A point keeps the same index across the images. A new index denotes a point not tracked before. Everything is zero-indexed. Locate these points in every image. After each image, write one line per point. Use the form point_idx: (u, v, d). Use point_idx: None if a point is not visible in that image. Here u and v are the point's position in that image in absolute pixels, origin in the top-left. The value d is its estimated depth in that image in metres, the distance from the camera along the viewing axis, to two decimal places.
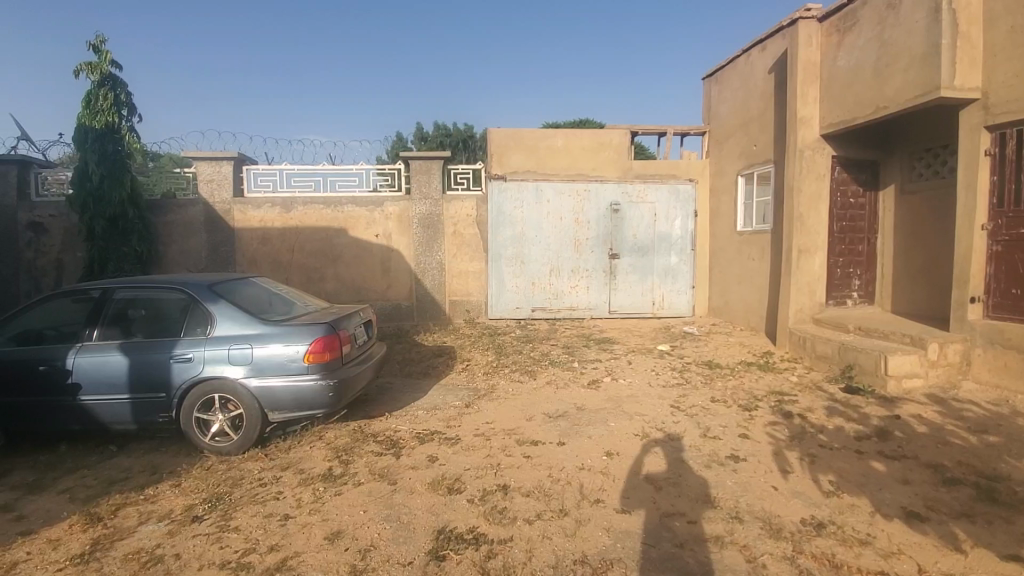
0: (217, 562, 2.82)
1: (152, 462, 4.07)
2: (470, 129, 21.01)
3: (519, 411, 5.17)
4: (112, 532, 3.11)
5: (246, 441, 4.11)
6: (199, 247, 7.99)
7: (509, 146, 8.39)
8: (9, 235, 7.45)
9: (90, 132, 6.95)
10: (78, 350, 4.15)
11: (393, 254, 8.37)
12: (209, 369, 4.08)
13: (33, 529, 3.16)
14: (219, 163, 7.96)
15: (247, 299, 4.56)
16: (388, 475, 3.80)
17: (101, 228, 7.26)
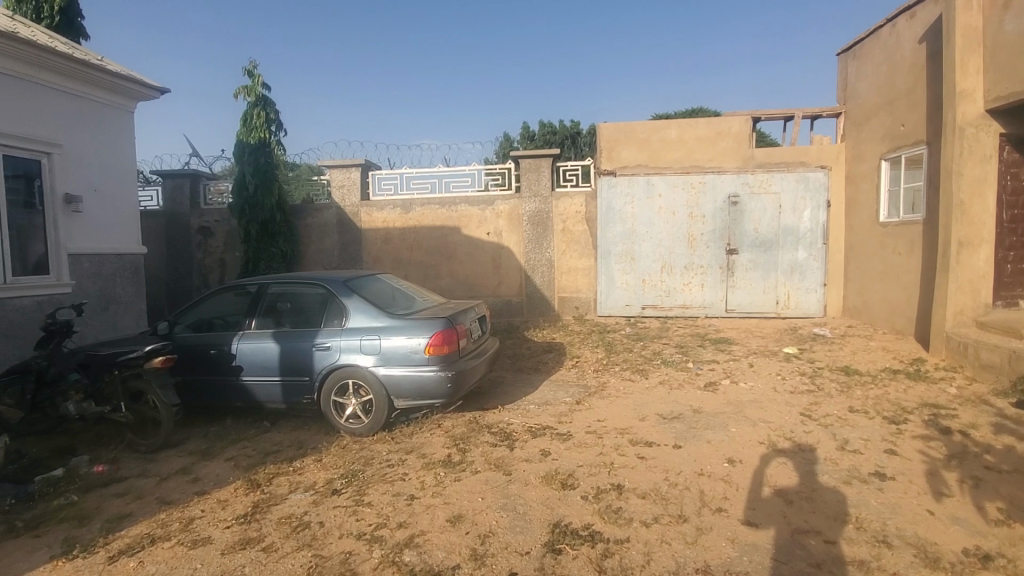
0: (354, 532, 3.10)
1: (297, 438, 4.57)
2: (576, 125, 20.97)
3: (632, 410, 5.07)
4: (268, 498, 3.55)
5: (375, 425, 4.46)
6: (332, 246, 8.82)
7: (620, 140, 8.23)
8: (185, 238, 8.76)
9: (247, 147, 8.03)
10: (240, 337, 4.77)
11: (503, 252, 8.59)
12: (344, 357, 4.49)
13: (208, 489, 3.69)
14: (349, 170, 8.69)
15: (376, 294, 4.95)
16: (504, 466, 3.91)
17: (255, 231, 8.26)
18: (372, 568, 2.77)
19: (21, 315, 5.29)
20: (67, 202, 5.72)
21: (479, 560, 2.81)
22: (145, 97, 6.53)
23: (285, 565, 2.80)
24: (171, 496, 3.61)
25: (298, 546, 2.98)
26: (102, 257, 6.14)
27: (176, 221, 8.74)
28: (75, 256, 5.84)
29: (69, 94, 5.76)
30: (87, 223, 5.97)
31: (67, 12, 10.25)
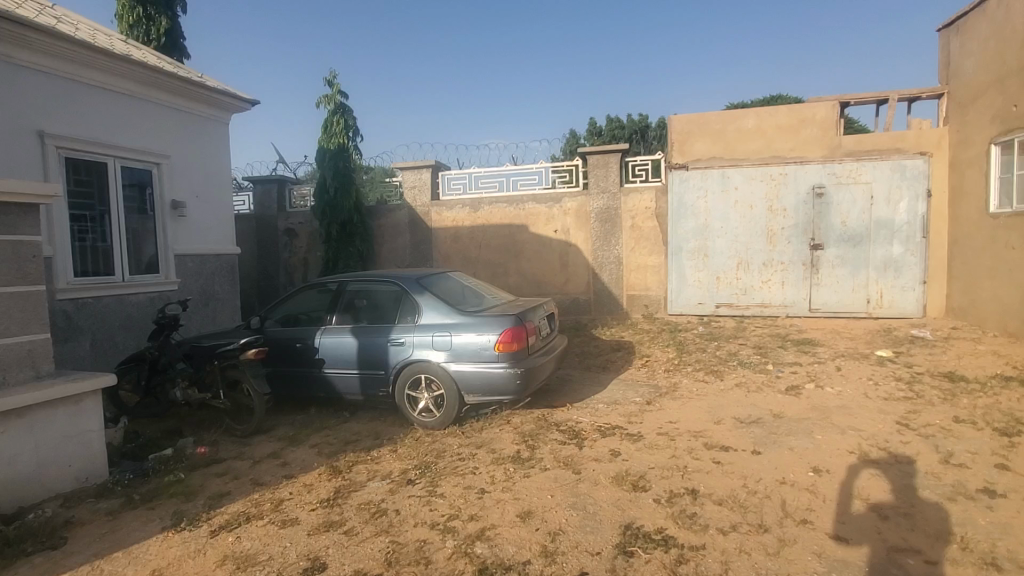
0: (428, 522, 3.20)
1: (374, 429, 4.79)
2: (645, 119, 20.46)
3: (706, 413, 4.88)
4: (349, 484, 3.75)
5: (447, 419, 4.59)
6: (405, 246, 9.14)
7: (692, 132, 7.93)
8: (273, 239, 9.40)
9: (327, 152, 8.53)
10: (322, 332, 5.06)
11: (571, 249, 8.54)
12: (417, 353, 4.64)
13: (295, 473, 3.95)
14: (420, 171, 8.97)
15: (447, 291, 5.08)
16: (573, 464, 3.90)
17: (335, 232, 8.72)
18: (446, 557, 2.84)
19: (137, 309, 5.90)
20: (174, 207, 6.30)
21: (550, 558, 2.81)
22: (237, 109, 7.05)
23: (365, 549, 2.94)
24: (263, 478, 3.89)
25: (377, 531, 3.12)
26: (203, 258, 6.72)
27: (265, 224, 9.40)
28: (180, 256, 6.42)
29: (174, 109, 6.33)
30: (189, 226, 6.55)
31: (171, 35, 11.30)
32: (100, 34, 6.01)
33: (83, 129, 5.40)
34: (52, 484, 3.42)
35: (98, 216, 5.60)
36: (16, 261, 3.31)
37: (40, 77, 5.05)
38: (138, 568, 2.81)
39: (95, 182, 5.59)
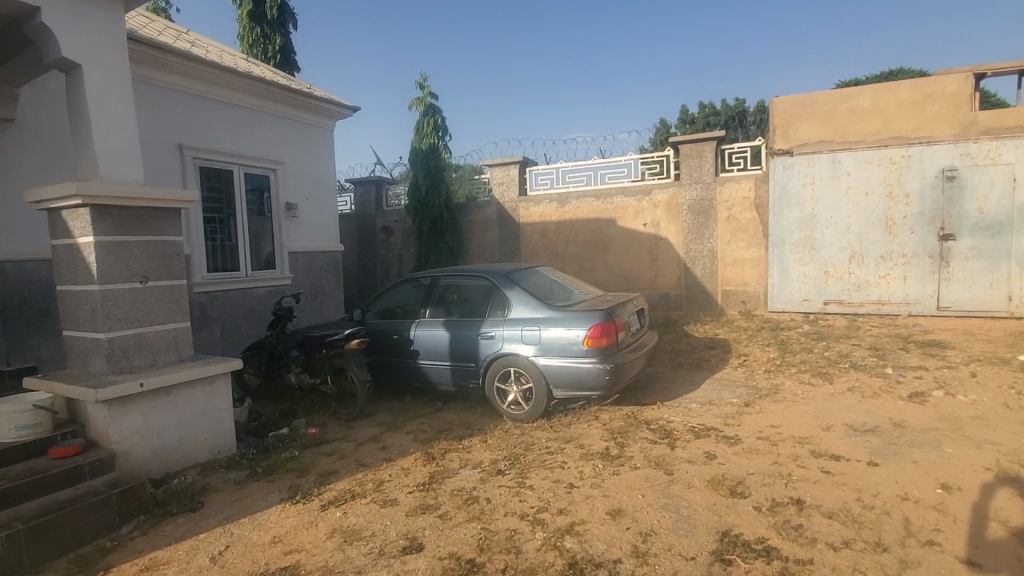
0: (518, 512, 3.27)
1: (466, 419, 4.96)
2: (742, 103, 19.28)
3: (812, 418, 4.53)
4: (442, 471, 3.91)
5: (536, 412, 4.65)
6: (493, 241, 9.33)
7: (797, 115, 7.36)
8: (371, 236, 10.00)
9: (419, 152, 8.96)
10: (417, 325, 5.30)
11: (661, 243, 8.26)
12: (507, 346, 4.73)
13: (393, 457, 4.19)
14: (507, 168, 9.10)
15: (536, 286, 5.13)
16: (664, 465, 3.79)
17: (427, 229, 9.10)
18: (536, 548, 2.88)
19: (257, 301, 6.54)
20: (287, 209, 6.89)
21: (641, 558, 2.76)
22: (340, 116, 7.56)
23: (458, 533, 3.05)
24: (365, 460, 4.17)
25: (469, 517, 3.23)
26: (312, 254, 7.30)
27: (364, 222, 10.02)
28: (293, 253, 7.03)
29: (287, 119, 6.91)
30: (300, 226, 7.13)
31: (284, 51, 12.34)
32: (226, 54, 6.70)
33: (213, 140, 6.06)
34: (192, 454, 3.90)
35: (226, 218, 6.27)
36: (163, 259, 3.80)
37: (179, 95, 5.73)
38: (261, 534, 3.13)
39: (223, 188, 6.26)
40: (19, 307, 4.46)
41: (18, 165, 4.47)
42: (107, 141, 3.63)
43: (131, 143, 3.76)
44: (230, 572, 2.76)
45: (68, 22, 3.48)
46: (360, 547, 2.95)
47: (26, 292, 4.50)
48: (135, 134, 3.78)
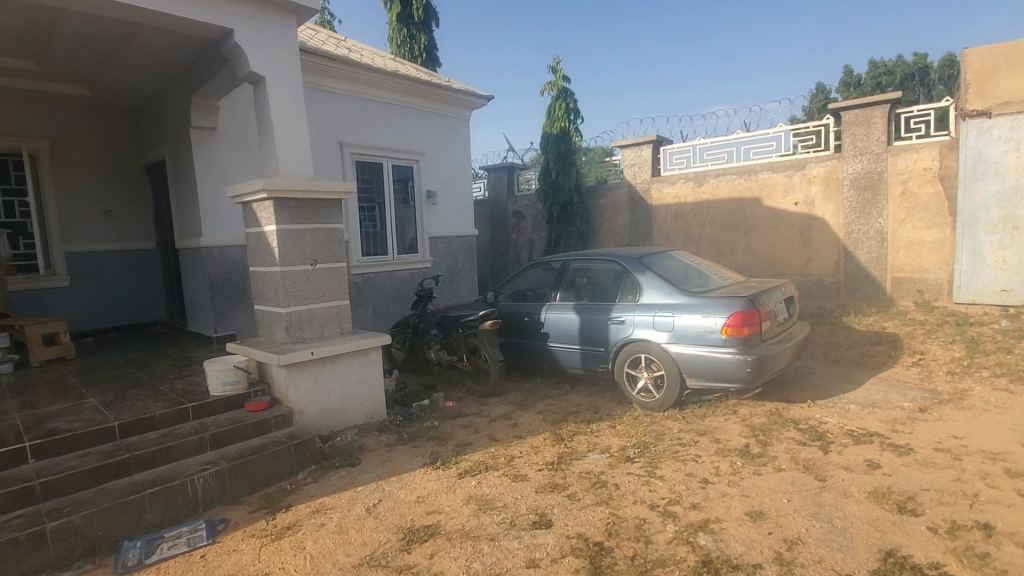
0: (648, 502, 3.20)
1: (593, 404, 4.96)
2: (923, 58, 16.44)
3: (1009, 431, 3.78)
4: (570, 452, 3.97)
5: (667, 401, 4.50)
6: (623, 224, 9.10)
7: (998, 69, 6.14)
8: (503, 221, 10.33)
9: (551, 137, 9.07)
10: (547, 308, 5.39)
11: (816, 224, 7.40)
12: (638, 332, 4.61)
13: (524, 435, 4.35)
14: (640, 148, 8.77)
15: (670, 270, 4.92)
16: (815, 469, 3.44)
17: (557, 213, 9.17)
18: (666, 541, 2.81)
19: (402, 283, 7.15)
20: (428, 197, 7.40)
21: (785, 567, 2.55)
22: (475, 105, 7.87)
23: (586, 515, 3.09)
24: (497, 435, 4.39)
25: (598, 501, 3.24)
26: (450, 239, 7.77)
27: (497, 208, 10.38)
28: (433, 239, 7.54)
29: (429, 112, 7.37)
30: (439, 213, 7.61)
31: (428, 49, 13.17)
32: (376, 56, 7.31)
33: (367, 136, 6.68)
34: (351, 416, 4.42)
35: (376, 207, 6.92)
36: (328, 244, 4.32)
37: (339, 97, 6.39)
38: (407, 493, 3.46)
39: (375, 179, 6.89)
40: (223, 284, 5.38)
41: (221, 166, 5.37)
42: (285, 142, 4.19)
43: (303, 143, 4.30)
44: (382, 523, 3.11)
45: (254, 40, 4.05)
46: (493, 515, 3.13)
47: (228, 272, 5.41)
48: (306, 134, 4.32)
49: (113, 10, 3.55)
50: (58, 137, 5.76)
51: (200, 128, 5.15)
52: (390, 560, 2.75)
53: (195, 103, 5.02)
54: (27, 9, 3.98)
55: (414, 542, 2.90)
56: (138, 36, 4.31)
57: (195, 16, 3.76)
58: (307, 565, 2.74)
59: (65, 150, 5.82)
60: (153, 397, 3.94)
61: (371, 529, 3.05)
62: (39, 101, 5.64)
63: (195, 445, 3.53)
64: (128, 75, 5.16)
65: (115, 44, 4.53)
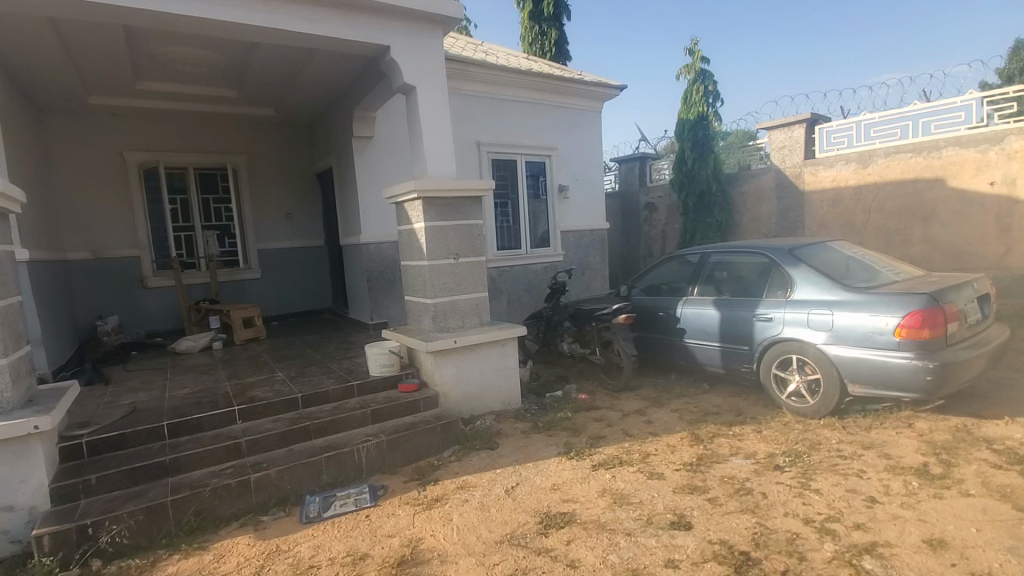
0: (801, 516, 2.95)
1: (736, 406, 4.67)
2: None
3: None
4: (711, 455, 3.79)
5: (824, 408, 4.08)
6: (769, 214, 8.35)
7: None
8: (635, 213, 10.06)
9: (687, 123, 8.68)
10: (684, 302, 5.17)
11: (1021, 206, 6.14)
12: (789, 331, 4.24)
13: (659, 432, 4.24)
14: (791, 128, 7.99)
15: (828, 263, 4.43)
16: (1017, 499, 2.89)
17: (693, 203, 8.72)
18: (824, 560, 2.56)
19: (535, 276, 7.34)
20: (560, 191, 7.49)
21: None
22: (607, 96, 7.77)
23: (729, 522, 2.93)
24: (631, 430, 4.34)
25: (742, 508, 3.06)
26: (581, 233, 7.79)
27: (628, 200, 10.15)
28: (565, 233, 7.62)
29: (561, 107, 7.44)
30: (571, 206, 7.66)
31: (559, 43, 13.24)
32: (512, 57, 7.55)
33: (502, 135, 6.94)
34: (490, 402, 4.68)
35: (511, 202, 7.17)
36: (470, 239, 4.60)
37: (477, 99, 6.71)
38: (543, 479, 3.58)
39: (509, 176, 7.14)
40: (379, 276, 5.99)
41: (377, 170, 5.96)
42: (432, 145, 4.53)
43: (448, 145, 4.61)
44: (520, 506, 3.25)
45: (407, 53, 4.43)
46: (629, 510, 3.11)
47: (382, 266, 6.00)
48: (451, 137, 4.62)
49: (296, 40, 4.11)
50: (251, 152, 6.84)
51: (360, 137, 5.76)
52: (529, 541, 2.87)
53: (355, 115, 5.63)
54: (233, 46, 4.78)
55: (551, 527, 2.99)
56: (313, 59, 4.95)
57: (359, 37, 4.21)
58: (455, 536, 2.97)
59: (256, 163, 6.89)
60: (325, 374, 4.54)
61: (510, 510, 3.21)
62: (239, 122, 6.75)
63: (359, 418, 4.00)
64: (303, 95, 5.94)
65: (295, 68, 5.24)
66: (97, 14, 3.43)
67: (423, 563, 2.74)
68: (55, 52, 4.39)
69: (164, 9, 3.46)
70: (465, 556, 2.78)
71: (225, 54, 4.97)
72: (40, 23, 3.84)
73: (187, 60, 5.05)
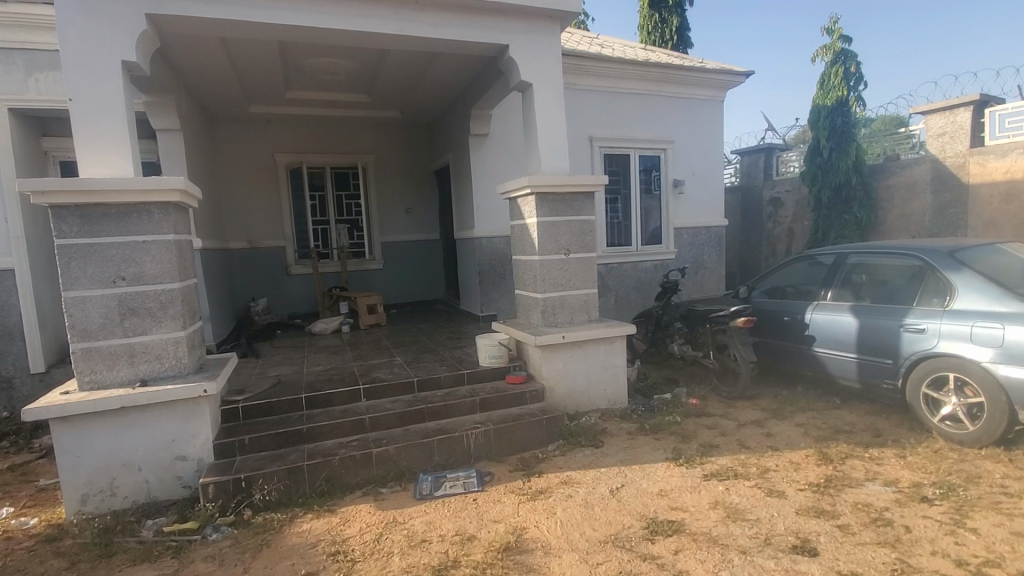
0: (953, 557, 2.56)
1: (873, 426, 4.18)
2: None
3: None
4: (842, 477, 3.43)
5: (987, 436, 3.51)
6: (922, 210, 7.29)
7: None
8: (758, 209, 9.34)
9: (823, 110, 7.93)
10: (815, 307, 4.71)
11: None
12: (944, 345, 3.69)
13: (781, 447, 3.92)
14: (953, 112, 6.94)
15: (1001, 268, 3.78)
16: None
17: (827, 198, 7.89)
18: None
19: (645, 274, 7.13)
20: (675, 186, 7.18)
21: None
22: (732, 84, 7.28)
23: (862, 553, 2.63)
24: (748, 442, 4.06)
25: (879, 540, 2.73)
26: (696, 230, 7.42)
27: (750, 195, 9.46)
28: (679, 229, 7.30)
29: (680, 97, 7.11)
30: (686, 202, 7.32)
31: (680, 30, 12.68)
32: (628, 48, 7.36)
33: (616, 129, 6.81)
34: (595, 399, 4.65)
35: (622, 198, 7.02)
36: (580, 235, 4.59)
37: (592, 94, 6.64)
38: (650, 484, 3.48)
39: (622, 171, 6.99)
40: (489, 270, 6.17)
41: (491, 167, 6.14)
42: (546, 141, 4.57)
43: (561, 141, 4.62)
44: (625, 508, 3.19)
45: (526, 51, 4.49)
46: (744, 527, 2.91)
47: (493, 259, 6.18)
48: (564, 133, 4.63)
49: (422, 45, 4.35)
50: (378, 152, 7.39)
51: (476, 135, 5.97)
52: (634, 545, 2.81)
53: (473, 114, 5.84)
54: (368, 54, 5.18)
55: (658, 534, 2.90)
56: (436, 62, 5.21)
57: (481, 38, 4.34)
58: (558, 530, 2.99)
59: (382, 162, 7.43)
60: (439, 361, 4.79)
61: (615, 511, 3.17)
62: (370, 124, 7.31)
63: (469, 405, 4.17)
64: (426, 97, 6.29)
65: (420, 72, 5.55)
66: (260, 33, 3.90)
67: (527, 552, 2.80)
68: (225, 68, 5.06)
69: (313, 23, 3.83)
70: (569, 551, 2.79)
71: (360, 62, 5.41)
72: (215, 42, 4.45)
73: (329, 69, 5.57)
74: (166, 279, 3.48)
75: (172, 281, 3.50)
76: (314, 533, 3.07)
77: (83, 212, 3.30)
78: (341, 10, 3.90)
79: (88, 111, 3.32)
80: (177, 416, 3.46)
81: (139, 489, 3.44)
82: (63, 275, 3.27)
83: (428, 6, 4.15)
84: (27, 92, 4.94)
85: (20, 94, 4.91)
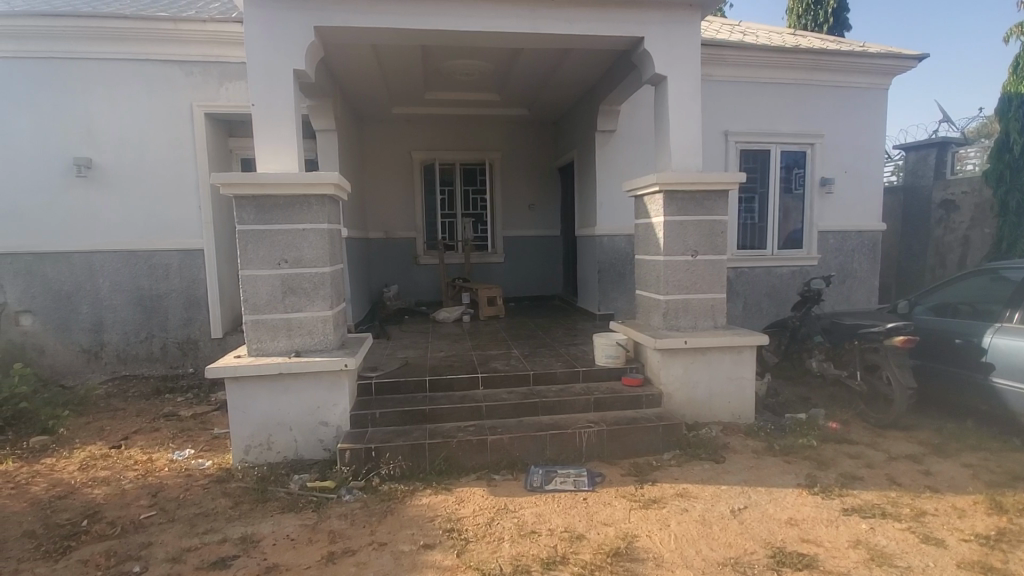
0: None
1: None
2: None
3: None
4: (1020, 531, 2.87)
5: None
6: None
7: None
8: (924, 213, 8.09)
9: (1015, 99, 6.64)
10: (996, 330, 3.97)
11: None
12: None
13: (942, 489, 3.39)
14: None
15: None
16: None
17: (1016, 203, 6.64)
18: None
19: (780, 281, 6.54)
20: (822, 185, 6.48)
21: None
22: (902, 70, 6.37)
23: None
24: (899, 478, 3.56)
25: None
26: (845, 234, 6.63)
27: (914, 197, 8.24)
28: (823, 233, 6.58)
29: (833, 86, 6.38)
30: (835, 203, 6.57)
31: (837, 12, 11.39)
32: (775, 34, 6.77)
33: (755, 123, 6.30)
34: (718, 411, 4.39)
35: (759, 198, 6.50)
36: (710, 236, 4.34)
37: (729, 85, 6.21)
38: (777, 509, 3.20)
39: (759, 168, 6.47)
40: (609, 268, 6.07)
41: (617, 164, 6.02)
42: (678, 137, 4.36)
43: (694, 136, 4.39)
44: (748, 531, 2.97)
45: (660, 42, 4.32)
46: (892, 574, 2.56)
47: (613, 258, 6.07)
48: (697, 127, 4.39)
49: (555, 41, 4.36)
50: (505, 149, 7.62)
51: (603, 131, 5.89)
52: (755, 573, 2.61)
53: (602, 110, 5.76)
54: (501, 53, 5.33)
55: (785, 565, 2.65)
56: (568, 59, 5.21)
57: (614, 32, 4.25)
58: (671, 544, 2.87)
59: (508, 158, 7.64)
60: (555, 357, 4.82)
61: (736, 533, 2.96)
62: (499, 122, 7.54)
63: (582, 404, 4.15)
64: (555, 94, 6.34)
65: (551, 68, 5.60)
66: (404, 40, 4.20)
67: (638, 561, 2.72)
68: (374, 73, 5.53)
69: (455, 26, 4.03)
70: (682, 567, 2.67)
71: (494, 62, 5.60)
72: (365, 49, 4.87)
73: (464, 70, 5.84)
74: (319, 264, 3.91)
75: (324, 265, 3.91)
76: (432, 508, 3.27)
77: (258, 202, 3.80)
78: (481, 12, 4.05)
79: (264, 113, 3.81)
80: (322, 385, 3.88)
81: (290, 447, 3.92)
82: (241, 256, 3.81)
83: (563, 3, 4.15)
84: (218, 99, 5.80)
85: (213, 101, 5.78)
